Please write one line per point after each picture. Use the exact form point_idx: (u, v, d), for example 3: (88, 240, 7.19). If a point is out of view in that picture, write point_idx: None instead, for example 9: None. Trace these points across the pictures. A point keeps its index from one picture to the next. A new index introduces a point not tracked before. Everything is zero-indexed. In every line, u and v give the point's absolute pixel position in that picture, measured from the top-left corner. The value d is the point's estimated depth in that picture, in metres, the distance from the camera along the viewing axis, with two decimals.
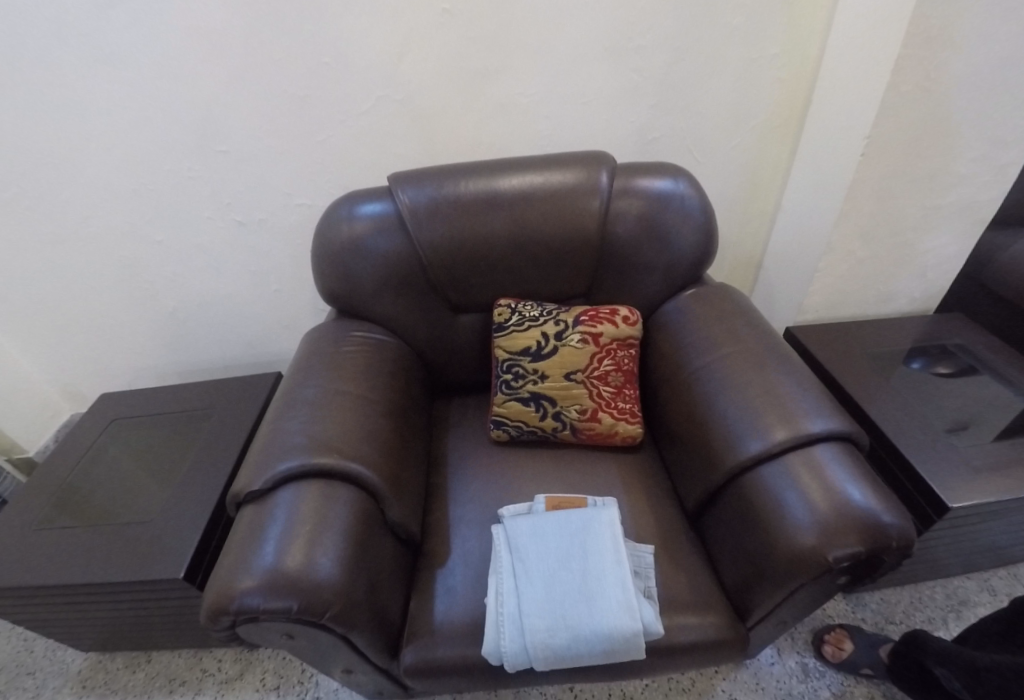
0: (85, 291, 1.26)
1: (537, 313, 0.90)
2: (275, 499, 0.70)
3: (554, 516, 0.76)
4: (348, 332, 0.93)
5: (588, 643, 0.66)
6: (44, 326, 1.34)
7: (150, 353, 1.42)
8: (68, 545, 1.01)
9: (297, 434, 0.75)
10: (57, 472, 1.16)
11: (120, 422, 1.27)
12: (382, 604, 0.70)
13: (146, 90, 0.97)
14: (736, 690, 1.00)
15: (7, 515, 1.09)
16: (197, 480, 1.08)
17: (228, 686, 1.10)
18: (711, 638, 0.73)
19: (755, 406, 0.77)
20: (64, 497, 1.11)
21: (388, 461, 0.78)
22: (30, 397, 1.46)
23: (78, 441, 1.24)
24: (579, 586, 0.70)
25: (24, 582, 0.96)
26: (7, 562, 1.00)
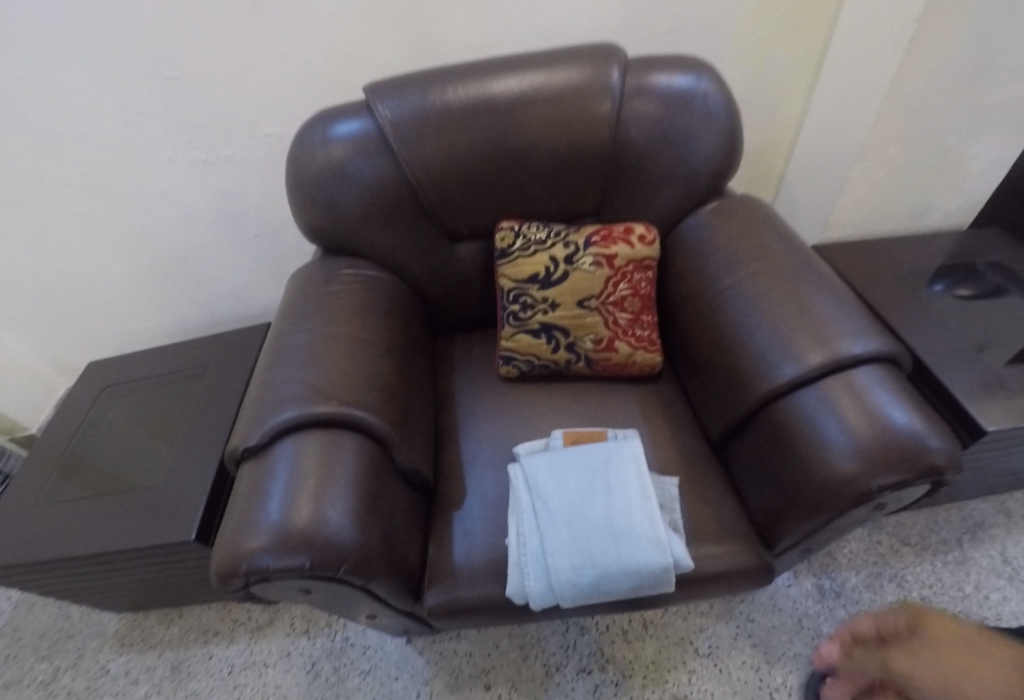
0: (53, 255, 1.17)
1: (543, 235, 0.81)
2: (276, 453, 0.65)
3: (576, 453, 0.72)
4: (338, 271, 0.85)
5: (618, 581, 0.63)
6: (17, 300, 1.26)
7: (137, 316, 1.35)
8: (78, 514, 0.99)
9: (293, 383, 0.69)
10: (58, 443, 1.13)
11: (114, 389, 1.22)
12: (400, 551, 0.67)
13: (73, 13, 0.84)
14: (754, 611, 1.00)
15: (14, 490, 1.07)
16: (199, 439, 1.04)
17: (260, 632, 1.12)
18: (742, 565, 0.70)
19: (789, 326, 0.70)
20: (68, 469, 1.08)
21: (394, 406, 0.73)
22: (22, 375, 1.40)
23: (75, 410, 1.20)
24: (605, 523, 0.66)
25: (40, 555, 0.95)
26: (20, 537, 0.99)
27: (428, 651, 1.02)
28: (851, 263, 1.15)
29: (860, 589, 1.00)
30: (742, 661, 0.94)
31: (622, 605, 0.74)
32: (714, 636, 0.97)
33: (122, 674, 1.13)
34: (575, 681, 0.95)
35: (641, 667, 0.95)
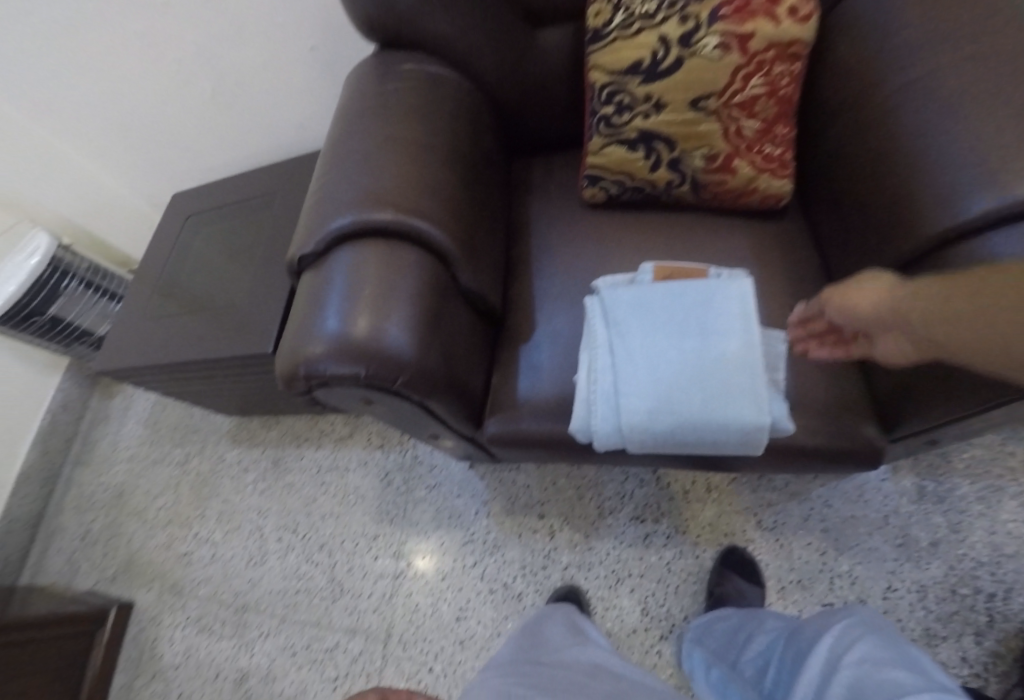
0: (123, 91, 1.15)
1: (653, 6, 0.61)
2: (333, 262, 0.61)
3: (667, 291, 0.61)
4: (397, 67, 0.72)
5: (697, 430, 0.56)
6: (105, 141, 1.27)
7: (209, 157, 1.32)
8: (178, 328, 1.07)
9: (348, 188, 0.62)
10: (158, 262, 1.20)
11: (199, 216, 1.24)
12: (461, 376, 0.65)
13: None
14: (833, 497, 0.90)
15: (126, 304, 1.17)
16: (274, 261, 1.04)
17: (342, 442, 1.23)
18: (842, 435, 0.61)
19: (1006, 139, 0.49)
20: (167, 287, 1.15)
21: (457, 222, 0.65)
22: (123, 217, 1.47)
23: (167, 233, 1.25)
24: (692, 368, 0.58)
25: (151, 360, 1.06)
26: (136, 343, 1.10)
27: (489, 476, 1.07)
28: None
29: (971, 502, 0.83)
30: (807, 543, 0.88)
31: (692, 460, 0.69)
32: (783, 515, 0.91)
33: (236, 463, 1.33)
34: (627, 526, 0.96)
35: (695, 527, 0.94)
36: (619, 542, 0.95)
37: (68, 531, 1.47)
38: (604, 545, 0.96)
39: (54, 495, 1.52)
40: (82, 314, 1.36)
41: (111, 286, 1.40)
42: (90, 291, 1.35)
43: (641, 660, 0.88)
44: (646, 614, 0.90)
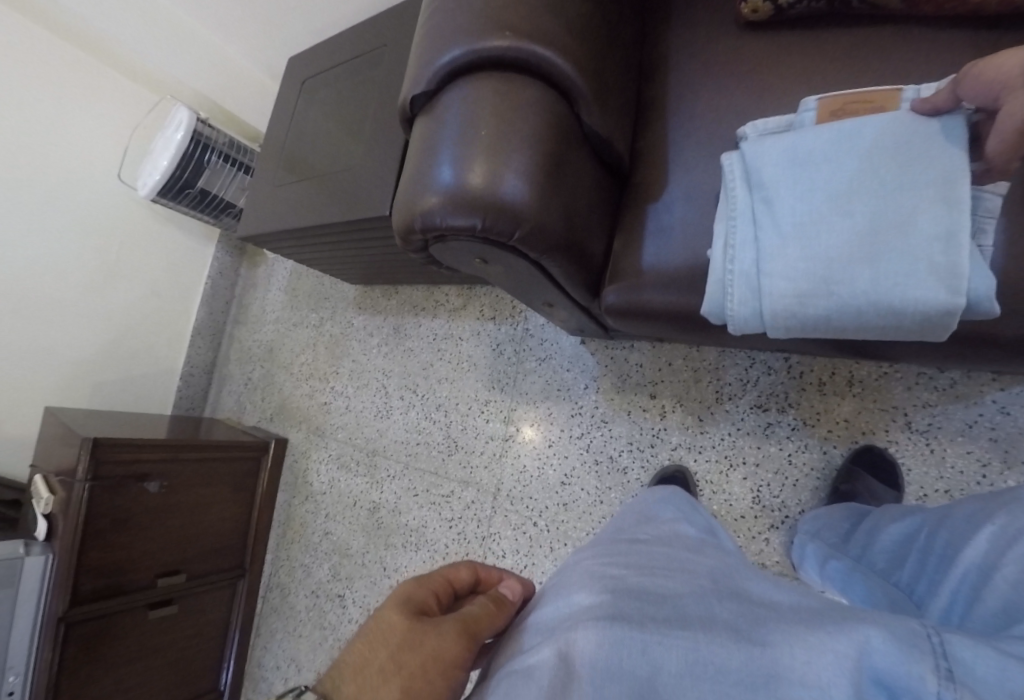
0: None
1: None
2: (447, 103, 0.56)
3: (836, 137, 0.49)
4: None
5: (858, 313, 0.47)
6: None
7: (320, 7, 1.26)
8: (302, 194, 1.11)
9: (462, 13, 0.55)
10: (282, 129, 1.23)
11: (313, 78, 1.22)
12: (581, 238, 0.60)
13: None
14: (1018, 406, 0.75)
15: (260, 173, 1.24)
16: (389, 122, 1.01)
17: (456, 313, 1.27)
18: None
19: None
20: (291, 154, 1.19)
21: (583, 48, 0.55)
22: (251, 84, 1.51)
23: (288, 99, 1.26)
24: (858, 235, 0.47)
25: (283, 227, 1.13)
26: (269, 210, 1.18)
27: (600, 353, 1.04)
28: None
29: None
30: (967, 451, 0.77)
31: (845, 343, 0.60)
32: (939, 419, 0.79)
33: (361, 329, 1.45)
34: (746, 414, 0.91)
35: (826, 422, 0.86)
36: (736, 428, 0.91)
37: (234, 376, 1.75)
38: (718, 431, 0.92)
39: (221, 347, 1.80)
40: (225, 188, 1.47)
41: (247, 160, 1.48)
42: (229, 165, 1.44)
43: (747, 544, 0.87)
44: (757, 503, 0.88)
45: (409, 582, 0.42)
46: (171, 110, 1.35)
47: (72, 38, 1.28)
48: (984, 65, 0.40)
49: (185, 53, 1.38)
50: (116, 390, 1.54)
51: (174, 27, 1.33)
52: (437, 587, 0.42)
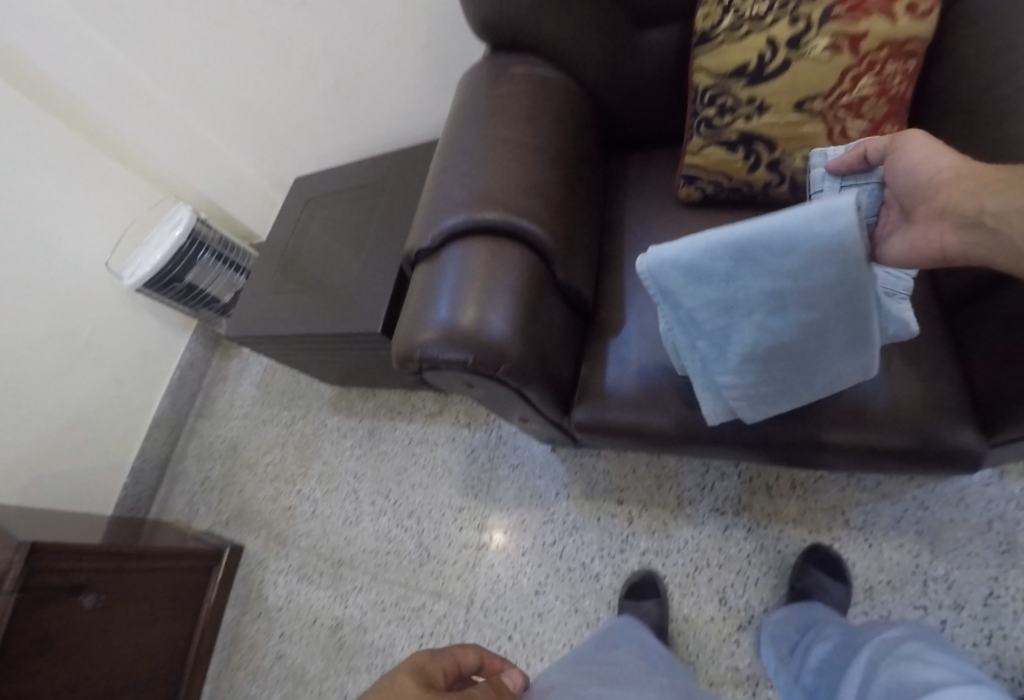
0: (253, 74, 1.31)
1: (764, 7, 0.62)
2: (445, 257, 0.68)
3: (737, 264, 0.52)
4: (508, 69, 0.77)
5: (802, 386, 0.59)
6: (241, 121, 1.47)
7: (328, 136, 1.46)
8: (296, 304, 1.20)
9: (462, 189, 0.69)
10: (281, 243, 1.35)
11: (317, 200, 1.39)
12: (554, 366, 0.70)
13: None
14: (931, 500, 0.86)
15: (253, 277, 1.33)
16: (383, 247, 1.14)
17: (432, 418, 1.34)
18: (933, 430, 0.62)
19: None
20: (288, 264, 1.30)
21: (559, 220, 0.70)
22: (252, 190, 1.68)
23: (290, 216, 1.40)
24: (779, 341, 0.55)
25: (274, 331, 1.20)
26: (261, 315, 1.25)
27: (569, 460, 1.12)
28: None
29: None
30: (899, 544, 0.86)
31: (779, 455, 0.70)
32: (872, 514, 0.89)
33: (335, 429, 1.48)
34: (706, 517, 0.98)
35: (777, 523, 0.94)
36: (699, 531, 0.98)
37: (190, 475, 1.70)
38: (682, 534, 0.98)
39: (179, 440, 1.76)
40: (213, 282, 1.55)
41: (238, 260, 1.58)
42: (220, 263, 1.53)
43: (718, 647, 0.90)
44: (724, 604, 0.92)
45: (423, 653, 0.45)
46: (175, 210, 1.46)
47: (92, 138, 1.37)
48: (914, 143, 0.51)
49: (195, 158, 1.52)
50: (56, 488, 1.45)
51: (191, 141, 1.48)
52: (447, 663, 0.46)
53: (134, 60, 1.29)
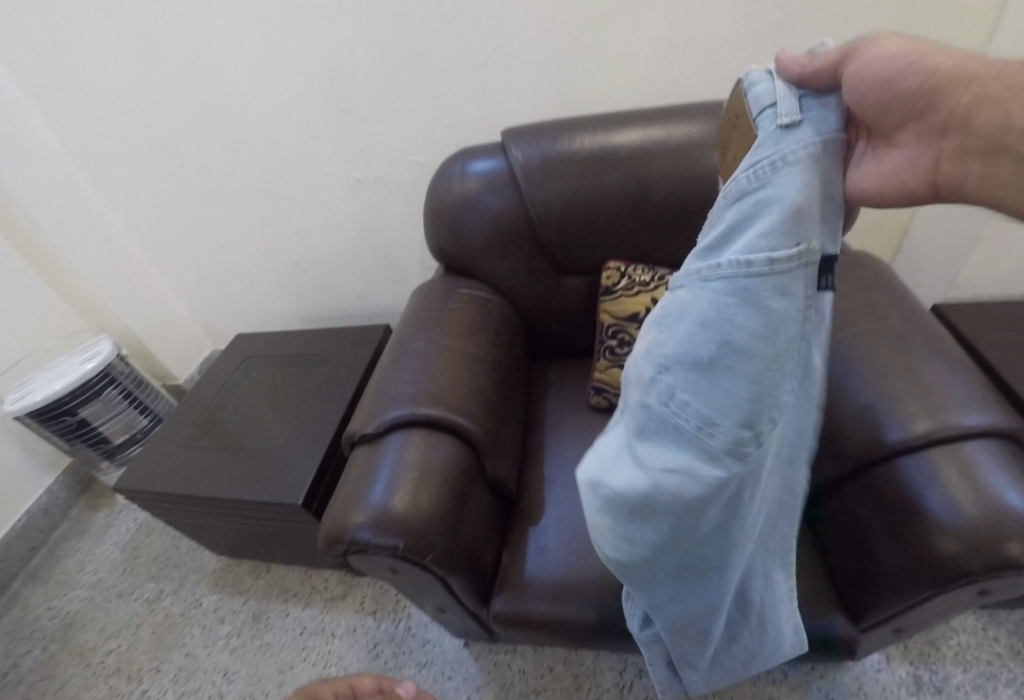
0: (220, 241, 1.44)
1: (648, 277, 0.85)
2: (386, 442, 0.75)
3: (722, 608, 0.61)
4: (456, 289, 0.95)
5: None
6: (195, 277, 1.55)
7: (278, 301, 1.58)
8: (210, 462, 1.16)
9: (408, 384, 0.79)
10: (205, 398, 1.34)
11: (252, 360, 1.43)
12: (477, 553, 0.73)
13: (269, 55, 1.06)
14: (832, 691, 0.92)
15: (165, 428, 1.28)
16: (317, 414, 1.18)
17: (332, 604, 1.23)
18: (815, 620, 0.76)
19: (897, 393, 0.75)
20: (204, 421, 1.27)
21: (490, 417, 0.80)
22: (183, 335, 1.70)
23: (222, 371, 1.41)
24: None
25: (177, 488, 1.13)
26: (165, 470, 1.17)
27: (482, 657, 1.06)
28: (992, 323, 0.98)
29: (966, 689, 0.88)
30: None
31: None
32: None
33: (212, 610, 1.30)
34: None
35: None
36: None
37: None
38: None
39: None
40: (109, 421, 1.44)
41: (147, 400, 1.51)
42: (126, 401, 1.45)
43: None
44: None
45: None
46: (93, 343, 1.42)
47: (29, 255, 1.40)
48: (879, 41, 0.38)
49: (133, 297, 1.55)
50: None
51: (135, 280, 1.53)
52: None
53: (106, 204, 1.41)
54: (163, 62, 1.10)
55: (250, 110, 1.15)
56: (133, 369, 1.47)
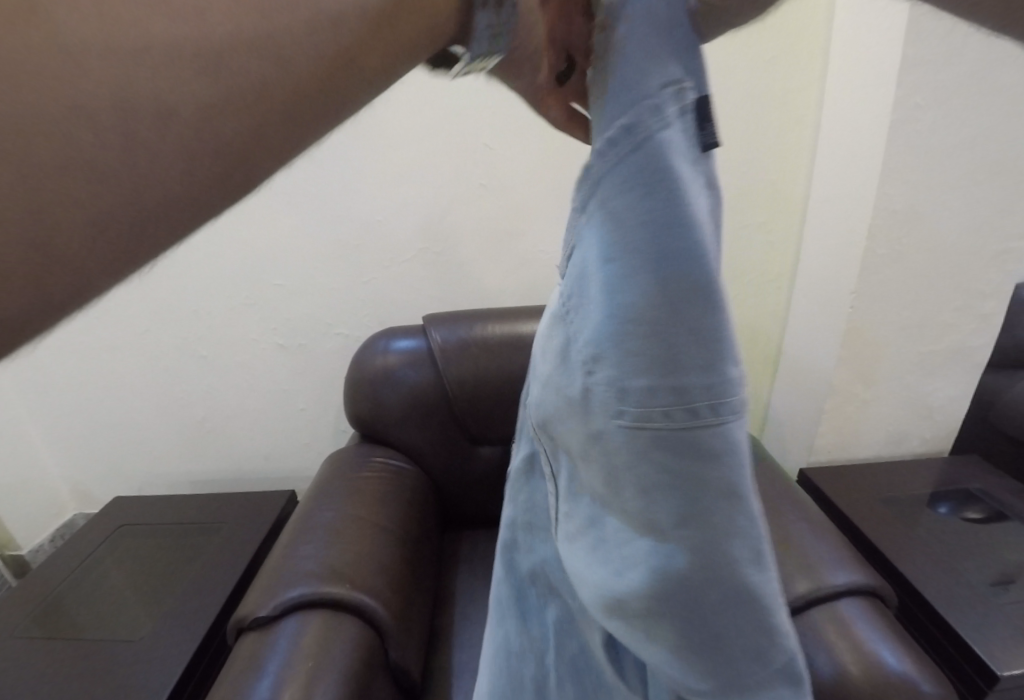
0: (119, 397, 1.37)
1: None
2: (279, 627, 0.70)
3: None
4: (370, 457, 0.99)
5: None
6: (78, 434, 1.43)
7: (171, 462, 1.47)
8: (40, 660, 0.95)
9: (311, 560, 0.77)
10: (53, 579, 1.14)
11: (127, 529, 1.27)
12: None
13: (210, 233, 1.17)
14: None
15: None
16: (197, 596, 1.04)
17: None
18: None
19: (778, 556, 0.85)
20: (43, 612, 1.06)
21: (397, 596, 0.78)
22: (41, 497, 1.48)
23: (85, 543, 1.23)
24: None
25: None
26: None
27: None
28: (839, 485, 1.15)
29: None
30: None
31: None
32: None
33: None
34: None
35: None
36: None
37: None
38: None
39: None
40: None
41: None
42: None
43: None
44: None
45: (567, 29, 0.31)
46: None
47: None
48: None
49: None
50: None
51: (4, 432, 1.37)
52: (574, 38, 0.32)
53: None
54: None
55: (181, 279, 1.21)
56: None
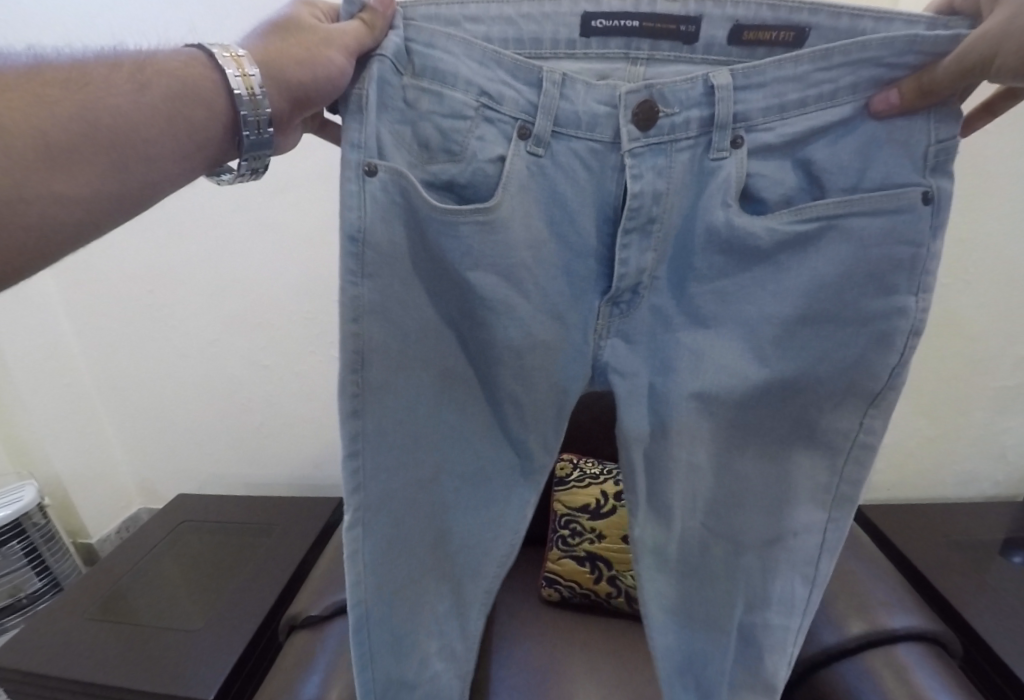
0: (187, 398, 1.48)
1: (597, 471, 1.03)
2: (330, 626, 0.74)
3: None
4: None
5: None
6: (148, 432, 1.55)
7: (230, 464, 1.55)
8: (101, 642, 1.02)
9: None
10: (120, 567, 1.22)
11: (187, 524, 1.35)
12: None
13: (279, 250, 1.26)
14: None
15: (65, 598, 1.15)
16: (249, 591, 1.10)
17: None
18: None
19: (830, 594, 0.83)
20: (110, 598, 1.14)
21: None
22: (113, 492, 1.61)
23: (148, 537, 1.31)
24: None
25: (50, 671, 0.96)
26: (42, 646, 1.02)
27: None
28: (909, 525, 1.09)
29: None
30: None
31: None
32: None
33: None
34: None
35: None
36: None
37: None
38: None
39: None
40: None
41: (51, 561, 1.38)
42: (28, 559, 1.34)
43: None
44: None
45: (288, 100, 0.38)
46: (14, 489, 1.34)
47: None
48: None
49: (75, 449, 1.49)
50: None
51: (84, 428, 1.50)
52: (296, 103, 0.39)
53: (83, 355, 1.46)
54: (182, 243, 1.28)
55: (250, 290, 1.31)
56: (49, 522, 1.38)
